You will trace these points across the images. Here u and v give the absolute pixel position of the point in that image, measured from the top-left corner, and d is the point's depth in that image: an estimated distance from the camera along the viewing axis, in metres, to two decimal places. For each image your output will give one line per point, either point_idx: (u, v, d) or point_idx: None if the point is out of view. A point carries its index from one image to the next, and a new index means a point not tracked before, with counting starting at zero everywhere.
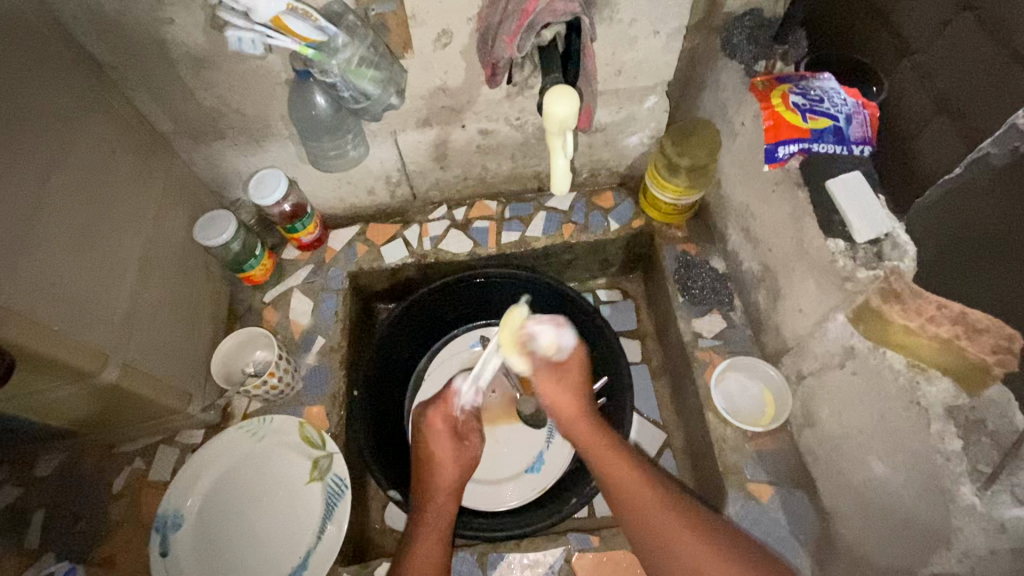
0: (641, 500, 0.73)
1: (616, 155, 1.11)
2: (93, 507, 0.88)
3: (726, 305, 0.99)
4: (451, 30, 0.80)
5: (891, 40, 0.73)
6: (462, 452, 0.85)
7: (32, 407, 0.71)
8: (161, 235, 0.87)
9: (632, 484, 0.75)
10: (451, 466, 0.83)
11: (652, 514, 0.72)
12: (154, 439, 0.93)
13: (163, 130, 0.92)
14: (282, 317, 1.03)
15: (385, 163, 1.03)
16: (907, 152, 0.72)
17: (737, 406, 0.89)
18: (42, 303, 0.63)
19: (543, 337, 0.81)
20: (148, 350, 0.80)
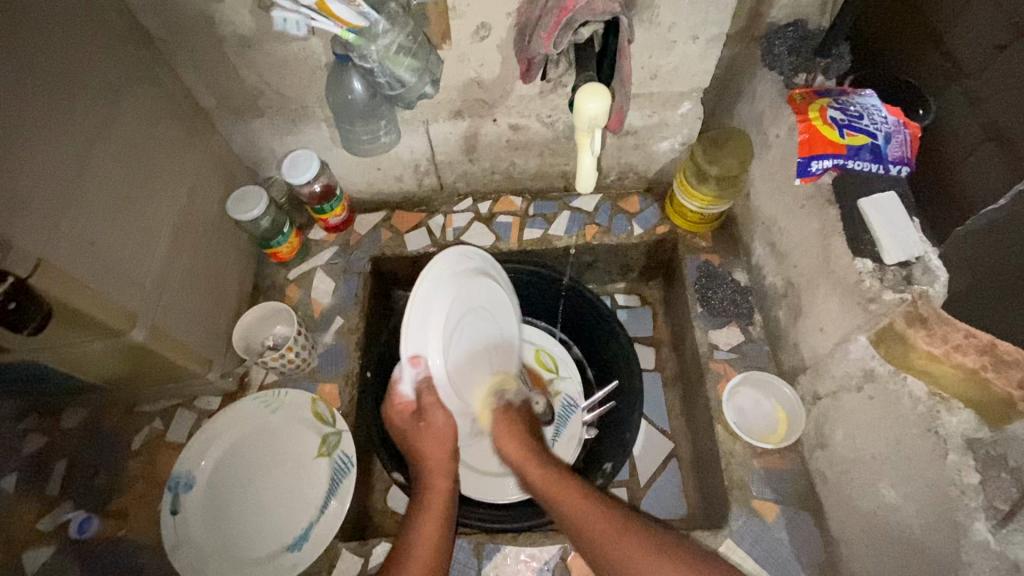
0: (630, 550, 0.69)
1: (645, 159, 1.10)
2: (113, 462, 0.92)
3: (745, 319, 0.98)
4: (490, 23, 0.81)
5: (949, 67, 0.69)
6: (425, 432, 0.80)
7: (63, 360, 0.75)
8: (196, 205, 0.90)
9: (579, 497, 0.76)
10: (430, 444, 0.81)
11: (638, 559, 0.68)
12: (174, 402, 0.97)
13: (205, 105, 0.95)
14: (304, 295, 1.06)
15: (415, 152, 1.05)
16: (952, 178, 0.69)
17: (748, 421, 0.88)
18: (80, 261, 0.65)
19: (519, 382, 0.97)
20: (174, 316, 0.83)
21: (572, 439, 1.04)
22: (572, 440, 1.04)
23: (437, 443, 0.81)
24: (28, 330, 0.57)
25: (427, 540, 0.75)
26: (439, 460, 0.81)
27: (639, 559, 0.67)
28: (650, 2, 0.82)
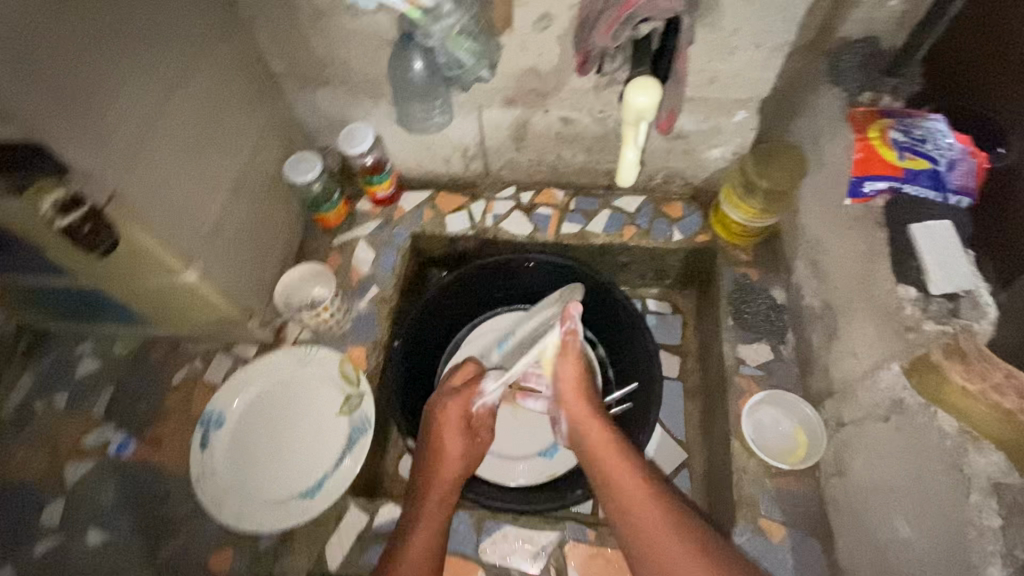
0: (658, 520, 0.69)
1: (694, 165, 1.09)
2: (154, 393, 0.99)
3: (778, 337, 0.96)
4: (552, 13, 0.82)
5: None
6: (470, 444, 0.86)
7: (123, 289, 0.81)
8: (256, 163, 0.95)
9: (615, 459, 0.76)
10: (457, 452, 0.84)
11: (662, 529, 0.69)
12: (215, 345, 1.02)
13: (276, 72, 1.00)
14: (345, 262, 1.10)
15: (465, 135, 1.07)
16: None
17: (765, 438, 0.87)
18: (147, 198, 0.71)
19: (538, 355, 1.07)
20: (224, 263, 0.88)
21: None
22: None
23: (468, 455, 0.85)
24: (101, 249, 0.66)
25: (428, 537, 0.75)
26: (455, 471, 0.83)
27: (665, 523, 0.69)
28: (714, 4, 0.81)
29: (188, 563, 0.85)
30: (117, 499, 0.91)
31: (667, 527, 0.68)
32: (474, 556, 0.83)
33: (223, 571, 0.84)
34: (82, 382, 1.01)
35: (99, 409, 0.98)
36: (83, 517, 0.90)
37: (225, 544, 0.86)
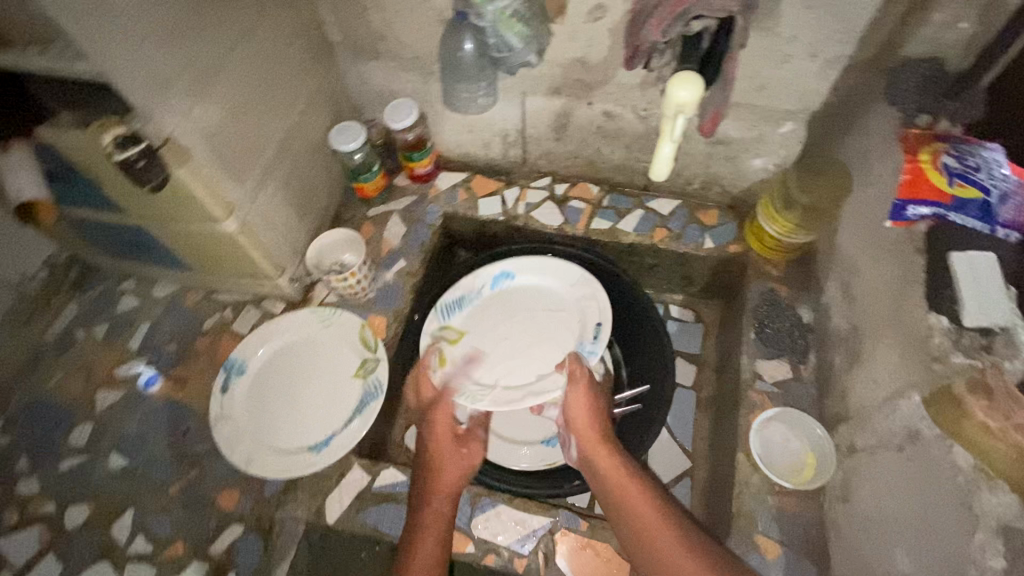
0: (671, 546, 0.71)
1: (734, 174, 1.08)
2: (185, 334, 1.04)
3: (798, 357, 0.95)
4: (606, 5, 0.82)
5: None
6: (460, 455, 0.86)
7: (169, 231, 0.86)
8: (303, 127, 0.99)
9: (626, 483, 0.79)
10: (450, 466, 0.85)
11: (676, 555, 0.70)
12: (245, 297, 1.07)
13: (332, 40, 1.02)
14: (377, 233, 1.13)
15: (507, 120, 1.08)
16: None
17: (773, 456, 0.86)
18: (201, 146, 0.74)
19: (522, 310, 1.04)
20: (265, 218, 0.92)
21: None
22: None
23: (459, 467, 0.85)
24: (151, 183, 0.70)
25: (431, 548, 0.76)
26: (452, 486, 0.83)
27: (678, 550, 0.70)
28: (773, 9, 0.80)
29: (197, 497, 0.90)
30: (139, 428, 0.96)
31: (680, 553, 0.70)
32: (466, 529, 0.85)
33: (229, 508, 0.88)
34: (121, 316, 1.07)
35: (133, 343, 1.04)
36: (108, 440, 0.96)
37: (233, 484, 0.90)
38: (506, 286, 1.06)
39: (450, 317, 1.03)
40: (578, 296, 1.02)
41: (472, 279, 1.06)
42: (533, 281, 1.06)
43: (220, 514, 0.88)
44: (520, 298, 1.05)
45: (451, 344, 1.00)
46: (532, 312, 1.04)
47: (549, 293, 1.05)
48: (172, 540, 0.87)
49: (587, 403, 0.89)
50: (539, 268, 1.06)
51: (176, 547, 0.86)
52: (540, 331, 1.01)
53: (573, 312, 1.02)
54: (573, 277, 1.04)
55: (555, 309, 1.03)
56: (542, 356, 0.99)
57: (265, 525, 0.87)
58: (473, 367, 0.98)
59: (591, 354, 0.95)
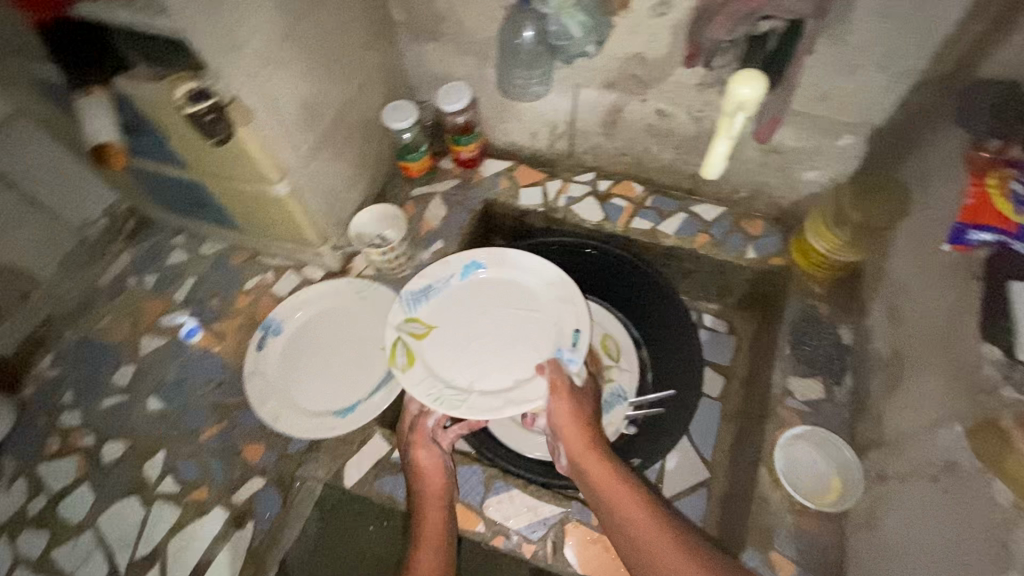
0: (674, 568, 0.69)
1: (785, 185, 1.05)
2: (228, 291, 1.08)
3: (833, 378, 0.92)
4: (672, 0, 0.81)
5: None
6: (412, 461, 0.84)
7: (224, 189, 0.90)
8: (359, 101, 1.01)
9: (620, 497, 0.76)
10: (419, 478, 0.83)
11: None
12: (287, 262, 1.10)
13: (395, 20, 1.04)
14: (418, 212, 1.15)
15: (558, 111, 1.08)
16: None
17: (796, 474, 0.84)
18: (263, 109, 0.77)
19: (499, 306, 0.96)
20: (315, 187, 0.95)
21: (611, 427, 1.01)
22: (611, 429, 1.01)
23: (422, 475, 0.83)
24: (217, 139, 0.72)
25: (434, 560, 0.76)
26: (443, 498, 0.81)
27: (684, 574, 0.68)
28: (846, 17, 0.78)
29: (224, 446, 0.93)
30: (177, 376, 1.01)
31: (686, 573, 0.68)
32: (478, 508, 0.86)
33: (253, 461, 0.91)
34: (170, 268, 1.12)
35: (179, 295, 1.09)
36: (147, 384, 1.01)
37: (259, 439, 0.93)
38: (476, 278, 0.98)
39: (417, 309, 0.95)
40: (556, 297, 0.94)
41: (443, 267, 0.98)
42: (507, 276, 0.98)
43: (244, 465, 0.91)
44: (491, 292, 0.97)
45: (417, 339, 0.92)
46: (505, 310, 0.95)
47: (525, 291, 0.96)
48: (198, 484, 0.91)
49: (570, 412, 0.82)
50: (512, 263, 0.98)
51: (201, 491, 0.90)
52: (512, 331, 0.93)
53: (549, 314, 0.94)
54: (547, 277, 0.96)
55: (529, 309, 0.95)
56: (515, 356, 0.91)
57: (285, 480, 0.90)
58: (443, 366, 0.90)
59: (571, 362, 0.87)
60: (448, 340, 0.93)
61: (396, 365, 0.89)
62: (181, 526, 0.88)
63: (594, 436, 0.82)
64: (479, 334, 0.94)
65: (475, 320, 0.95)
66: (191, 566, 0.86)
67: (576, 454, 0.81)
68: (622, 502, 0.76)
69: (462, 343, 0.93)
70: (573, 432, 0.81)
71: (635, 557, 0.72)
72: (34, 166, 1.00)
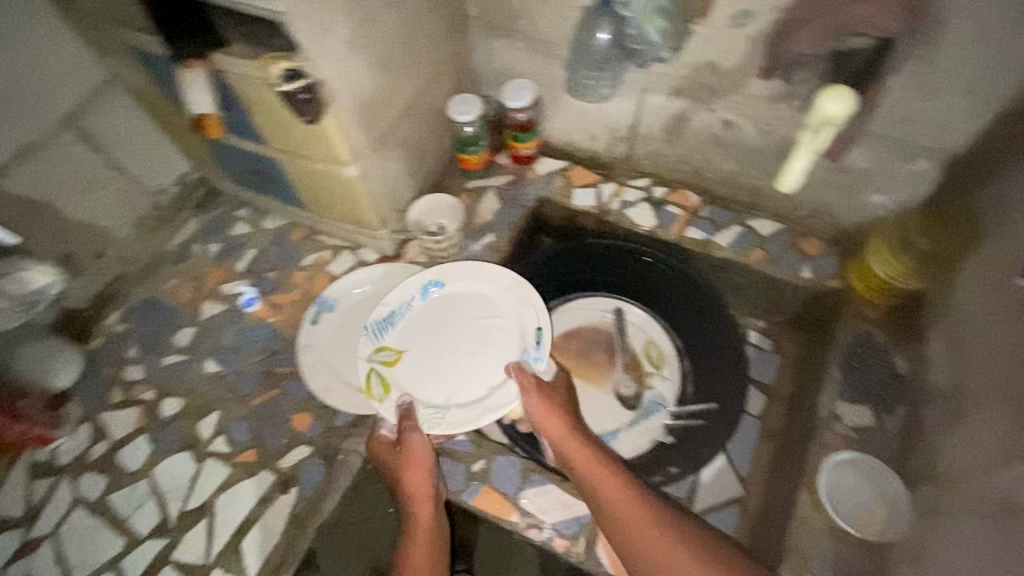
0: (650, 538, 0.78)
1: (849, 207, 1.03)
2: (287, 266, 1.12)
3: (883, 407, 0.91)
4: (754, 12, 0.80)
5: None
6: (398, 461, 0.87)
7: (296, 166, 0.93)
8: (428, 92, 1.03)
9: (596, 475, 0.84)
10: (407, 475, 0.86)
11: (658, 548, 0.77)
12: (344, 243, 1.14)
13: (469, 14, 1.06)
14: (472, 204, 1.17)
15: (621, 114, 1.08)
16: None
17: (840, 499, 0.84)
18: (345, 94, 0.80)
19: (462, 314, 0.97)
20: (381, 173, 0.98)
21: (649, 433, 1.03)
22: (649, 434, 1.03)
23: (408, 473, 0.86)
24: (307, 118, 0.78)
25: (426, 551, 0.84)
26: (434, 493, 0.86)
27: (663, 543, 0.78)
28: (936, 39, 0.76)
29: (274, 413, 0.97)
30: (234, 341, 1.05)
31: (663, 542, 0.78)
32: (513, 498, 0.87)
33: (301, 430, 0.95)
34: (233, 239, 1.17)
35: (240, 265, 1.14)
36: (205, 346, 1.05)
37: (307, 409, 0.97)
38: (436, 295, 0.98)
39: (382, 336, 0.94)
40: (516, 301, 0.95)
41: (401, 291, 0.97)
42: (467, 288, 0.98)
43: (292, 433, 0.95)
44: (452, 308, 0.97)
45: (389, 367, 0.92)
46: (470, 322, 0.96)
47: (485, 299, 0.97)
48: (248, 446, 0.95)
49: (545, 405, 0.89)
50: (467, 275, 0.98)
51: (250, 453, 0.94)
52: (477, 341, 0.95)
53: (510, 318, 0.95)
54: (503, 284, 0.97)
55: (490, 317, 0.96)
56: (486, 366, 0.93)
57: (329, 451, 0.93)
58: (423, 386, 0.92)
59: (538, 362, 0.90)
60: (417, 365, 0.93)
61: (376, 398, 0.90)
62: (230, 484, 0.92)
63: (570, 423, 0.89)
64: (447, 346, 0.95)
65: (441, 333, 0.95)
66: (237, 524, 0.90)
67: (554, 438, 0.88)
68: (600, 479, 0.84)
69: (432, 361, 0.94)
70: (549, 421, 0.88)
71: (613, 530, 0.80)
72: (119, 133, 1.05)
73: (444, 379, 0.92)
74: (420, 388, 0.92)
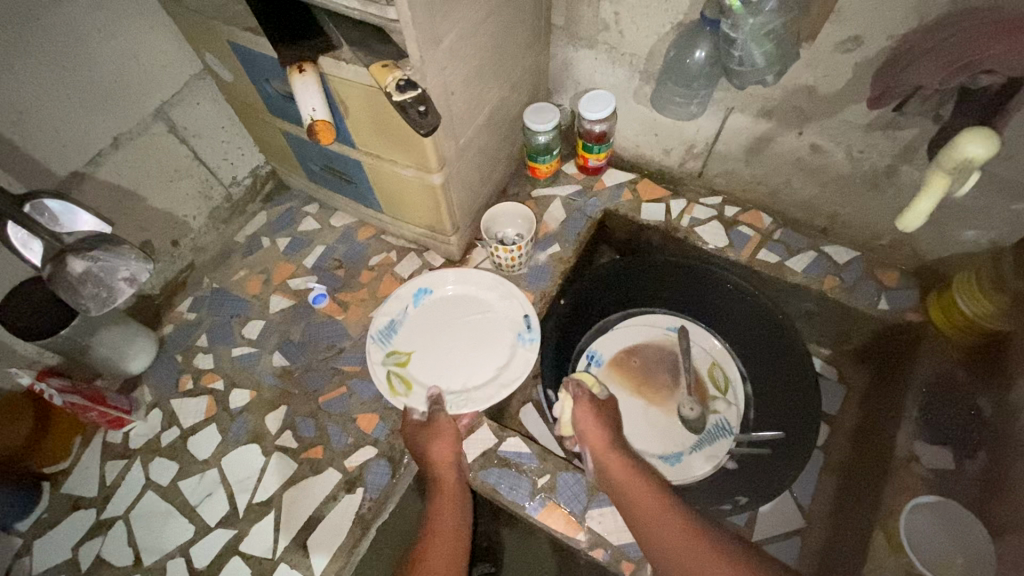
0: (684, 539, 0.74)
1: (935, 241, 0.99)
2: (354, 265, 1.13)
3: (965, 450, 0.87)
4: (864, 38, 0.78)
5: None
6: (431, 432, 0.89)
7: (379, 168, 0.94)
8: (509, 100, 1.02)
9: (633, 484, 0.82)
10: (437, 446, 0.87)
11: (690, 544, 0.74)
12: (412, 245, 1.14)
13: (555, 24, 1.04)
14: (539, 213, 1.16)
15: (700, 131, 1.07)
16: None
17: (923, 544, 0.79)
18: (441, 102, 0.80)
19: (453, 312, 1.04)
20: (460, 180, 0.97)
21: (712, 457, 1.02)
22: (712, 458, 1.02)
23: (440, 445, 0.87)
24: (424, 132, 0.70)
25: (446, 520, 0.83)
26: (456, 485, 0.86)
27: (695, 549, 0.73)
28: None
29: (341, 412, 0.98)
30: (303, 337, 1.06)
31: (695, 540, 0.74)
32: (579, 517, 0.87)
33: (367, 431, 0.96)
34: (302, 235, 1.18)
35: (308, 261, 1.15)
36: (273, 340, 1.07)
37: (373, 410, 0.98)
38: (429, 300, 1.05)
39: (391, 341, 1.01)
40: (499, 295, 1.04)
41: (394, 299, 1.03)
42: (456, 290, 1.06)
43: (358, 433, 0.96)
44: (445, 308, 1.05)
45: (403, 367, 0.98)
46: (465, 319, 1.03)
47: (473, 298, 1.05)
48: (315, 443, 0.96)
49: (592, 414, 0.91)
50: (454, 278, 1.06)
51: (316, 450, 0.95)
52: (477, 334, 1.02)
53: (499, 312, 1.03)
54: (487, 283, 1.05)
55: (481, 314, 1.04)
56: (487, 353, 1.00)
57: (394, 454, 0.94)
58: (436, 379, 0.98)
59: (531, 342, 0.99)
60: (423, 363, 0.99)
61: (399, 395, 0.96)
62: (297, 480, 0.94)
63: (616, 434, 0.90)
64: (446, 342, 1.01)
65: (438, 332, 1.02)
66: (303, 520, 0.91)
67: (597, 446, 0.88)
68: (637, 486, 0.82)
69: (435, 357, 1.00)
70: (593, 428, 0.89)
71: (649, 539, 0.76)
72: (202, 125, 1.06)
73: (450, 370, 0.99)
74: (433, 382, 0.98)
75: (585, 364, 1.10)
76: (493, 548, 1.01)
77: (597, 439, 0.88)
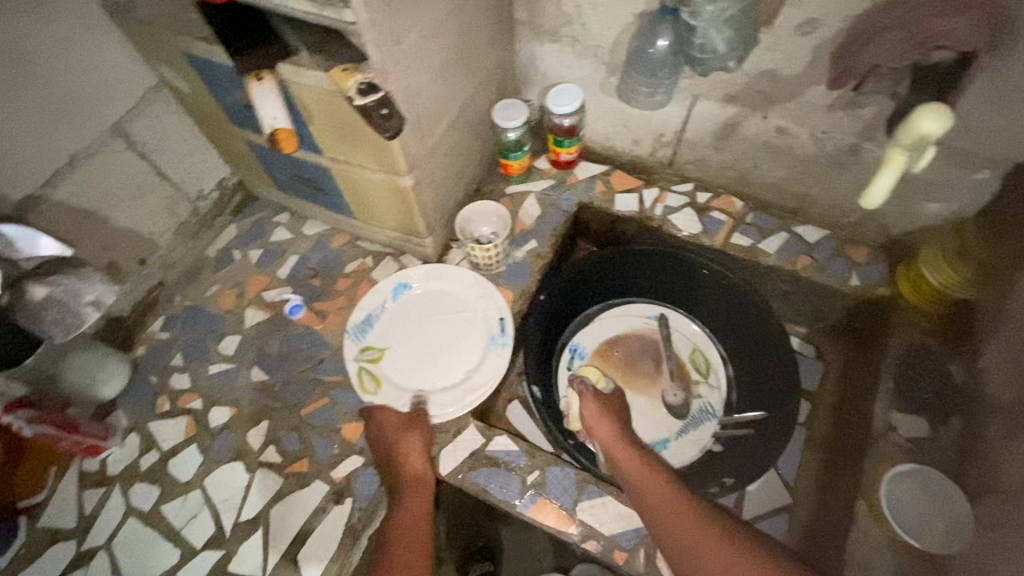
0: (675, 515, 0.76)
1: (902, 214, 1.02)
2: (329, 273, 1.11)
3: (939, 417, 0.90)
4: (821, 20, 0.79)
5: None
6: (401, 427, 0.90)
7: (347, 174, 0.93)
8: (475, 98, 1.01)
9: (636, 468, 0.85)
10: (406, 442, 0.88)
11: (678, 520, 0.75)
12: (387, 249, 1.13)
13: (517, 19, 1.04)
14: (513, 210, 1.16)
15: (669, 120, 1.07)
16: None
17: (903, 514, 0.81)
18: (406, 103, 0.79)
19: (431, 309, 1.04)
20: (431, 181, 0.96)
21: (698, 442, 1.04)
22: (698, 443, 1.04)
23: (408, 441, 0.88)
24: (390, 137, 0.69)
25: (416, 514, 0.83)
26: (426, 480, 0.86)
27: (686, 525, 0.74)
28: None
29: (325, 423, 0.97)
30: (281, 349, 1.05)
31: (686, 516, 0.75)
32: (570, 511, 0.87)
33: (352, 441, 0.95)
34: (274, 245, 1.16)
35: (282, 272, 1.13)
36: (251, 355, 1.05)
37: (357, 419, 0.96)
38: (407, 296, 1.05)
39: (366, 336, 1.01)
40: (477, 295, 1.04)
41: (372, 295, 1.03)
42: (434, 288, 1.05)
43: (344, 443, 0.95)
44: (423, 305, 1.04)
45: (375, 363, 0.99)
46: (440, 317, 1.03)
47: (450, 296, 1.05)
48: (300, 456, 0.95)
49: (596, 406, 0.94)
50: (433, 274, 1.05)
51: (302, 463, 0.94)
52: (451, 334, 1.02)
53: (475, 311, 1.03)
54: (467, 281, 1.05)
55: (457, 313, 1.03)
56: (458, 354, 1.00)
57: None
58: (406, 378, 0.98)
59: (504, 347, 0.99)
60: (395, 359, 1.00)
61: (367, 392, 0.97)
62: (284, 494, 0.92)
63: (622, 424, 0.92)
64: (420, 340, 1.01)
65: (413, 329, 1.02)
66: (293, 535, 0.89)
67: (602, 436, 0.90)
68: (638, 470, 0.84)
69: (408, 355, 1.00)
70: (598, 419, 0.92)
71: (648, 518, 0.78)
72: (162, 139, 1.03)
73: (422, 370, 0.99)
74: (403, 381, 0.98)
75: (568, 359, 1.10)
76: (492, 547, 1.03)
77: (602, 429, 0.91)
